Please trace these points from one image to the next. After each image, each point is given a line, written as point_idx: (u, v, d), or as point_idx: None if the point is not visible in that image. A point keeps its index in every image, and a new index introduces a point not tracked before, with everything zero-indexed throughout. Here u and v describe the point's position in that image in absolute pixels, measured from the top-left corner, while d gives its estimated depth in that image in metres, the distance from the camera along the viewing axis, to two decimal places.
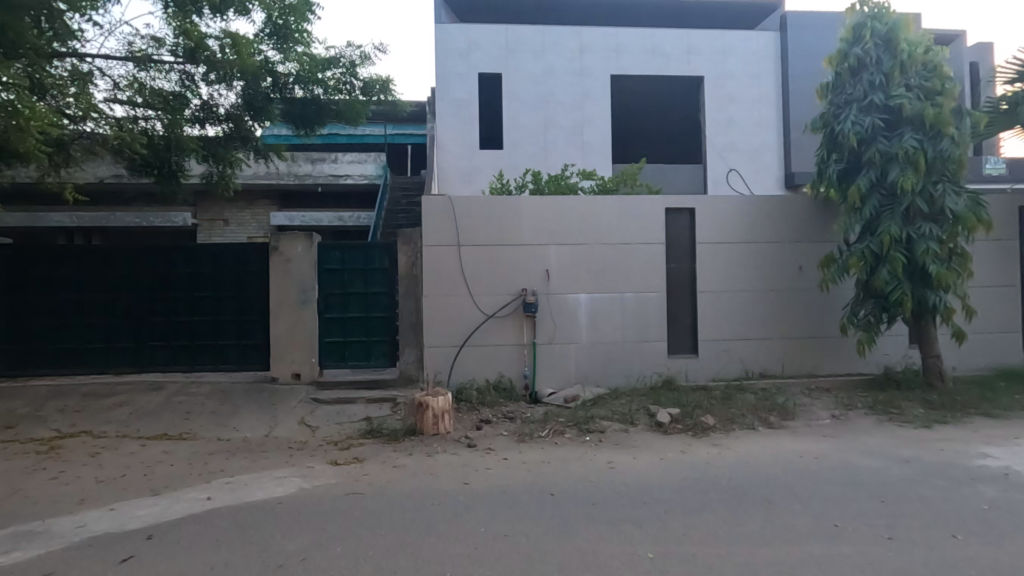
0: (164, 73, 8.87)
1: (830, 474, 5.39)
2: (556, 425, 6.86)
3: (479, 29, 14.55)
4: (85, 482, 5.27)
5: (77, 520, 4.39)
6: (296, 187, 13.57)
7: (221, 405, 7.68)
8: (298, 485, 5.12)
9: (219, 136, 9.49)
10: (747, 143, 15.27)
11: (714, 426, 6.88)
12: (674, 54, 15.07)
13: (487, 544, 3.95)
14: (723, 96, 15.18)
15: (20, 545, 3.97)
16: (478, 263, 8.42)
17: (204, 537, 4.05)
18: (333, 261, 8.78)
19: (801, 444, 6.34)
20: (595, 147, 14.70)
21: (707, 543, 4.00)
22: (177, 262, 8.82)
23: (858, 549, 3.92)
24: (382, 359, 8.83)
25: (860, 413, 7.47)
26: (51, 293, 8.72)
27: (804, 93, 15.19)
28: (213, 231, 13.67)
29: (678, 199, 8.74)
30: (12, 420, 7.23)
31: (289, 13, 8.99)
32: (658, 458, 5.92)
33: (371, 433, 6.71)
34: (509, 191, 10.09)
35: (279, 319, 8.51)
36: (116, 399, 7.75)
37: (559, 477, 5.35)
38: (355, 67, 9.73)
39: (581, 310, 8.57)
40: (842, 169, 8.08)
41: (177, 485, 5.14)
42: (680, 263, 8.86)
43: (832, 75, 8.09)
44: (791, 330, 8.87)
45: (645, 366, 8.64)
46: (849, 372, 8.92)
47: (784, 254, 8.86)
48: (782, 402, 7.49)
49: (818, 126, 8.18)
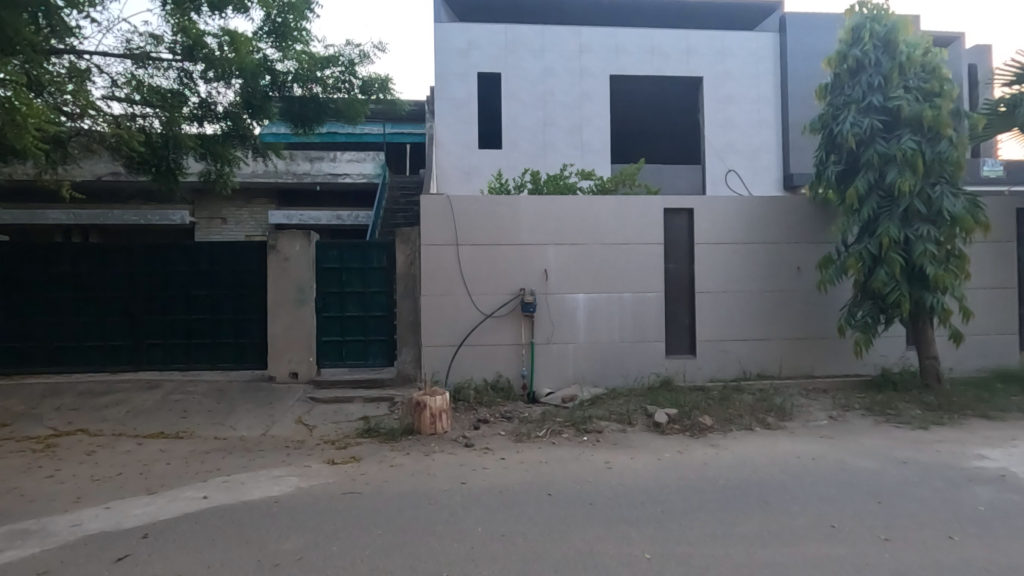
0: (163, 71, 8.85)
1: (827, 474, 5.39)
2: (554, 424, 6.86)
3: (478, 29, 14.54)
4: (81, 480, 5.26)
5: (72, 518, 4.38)
6: (294, 185, 13.55)
7: (218, 403, 7.66)
8: (295, 484, 5.11)
9: (217, 135, 9.47)
10: (746, 143, 15.28)
11: (711, 427, 6.88)
12: (674, 55, 15.08)
13: (484, 544, 3.94)
14: (722, 97, 15.19)
15: (14, 544, 3.95)
16: (477, 262, 8.42)
17: (200, 536, 4.04)
18: (331, 260, 8.76)
19: (798, 445, 6.34)
20: (594, 147, 14.70)
21: (705, 544, 4.00)
22: (174, 260, 8.80)
23: (856, 550, 3.92)
24: (380, 359, 8.82)
25: (857, 414, 7.48)
26: (48, 290, 8.69)
27: (803, 94, 15.21)
28: (211, 230, 13.64)
29: (677, 200, 8.74)
30: (8, 418, 7.20)
31: (287, 11, 8.98)
32: (656, 458, 5.91)
33: (368, 432, 6.70)
34: (507, 191, 10.09)
35: (276, 317, 8.49)
36: (112, 398, 7.73)
37: (556, 477, 5.34)
38: (354, 66, 9.71)
39: (579, 310, 8.57)
40: (840, 170, 8.08)
41: (174, 484, 5.12)
42: (678, 263, 8.87)
43: (831, 77, 8.10)
44: (789, 331, 8.88)
45: (643, 367, 8.64)
46: (846, 373, 8.93)
47: (782, 254, 8.87)
48: (780, 403, 7.50)
49: (817, 127, 8.18)
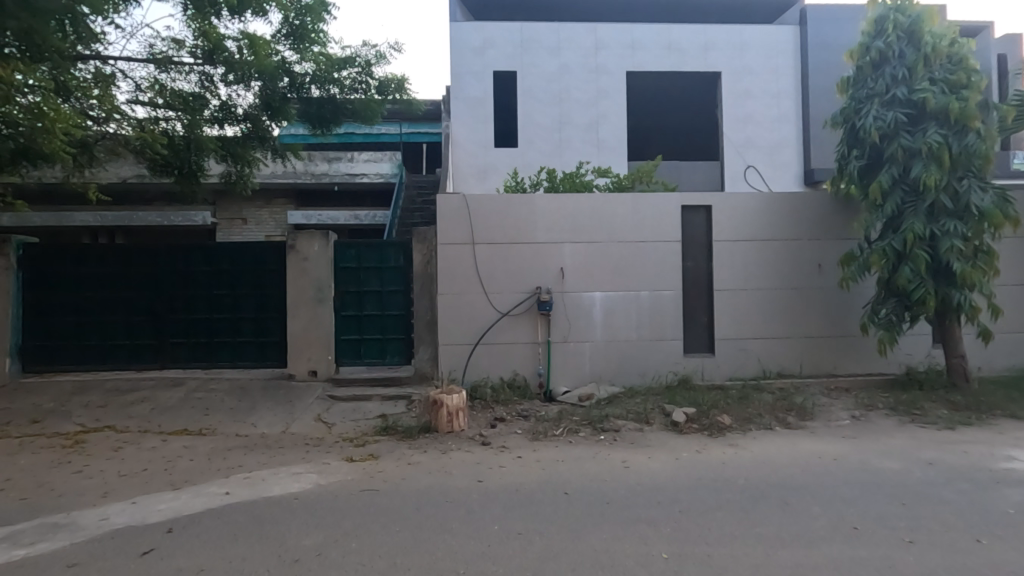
0: (184, 75, 9.00)
1: (850, 475, 5.29)
2: (570, 423, 6.85)
3: (493, 27, 14.54)
4: (109, 476, 5.39)
5: (100, 512, 4.50)
6: (313, 186, 13.71)
7: (240, 401, 7.80)
8: (314, 481, 5.19)
9: (237, 137, 9.60)
10: (766, 139, 15.06)
11: (730, 426, 6.80)
12: (691, 50, 14.90)
13: (501, 542, 3.95)
14: (740, 92, 14.99)
15: (45, 537, 4.07)
16: (493, 261, 8.43)
17: (222, 532, 4.12)
18: (349, 260, 8.83)
19: (820, 445, 6.24)
20: (610, 144, 14.62)
21: (722, 544, 3.96)
22: (196, 260, 8.96)
23: (878, 553, 3.85)
24: (397, 357, 8.85)
25: (881, 414, 7.33)
26: (76, 291, 8.91)
27: (824, 88, 14.93)
28: (232, 230, 13.87)
29: (694, 197, 8.65)
30: (38, 415, 7.41)
31: (305, 13, 9.12)
32: (673, 458, 5.86)
33: (386, 430, 6.76)
34: (523, 189, 10.09)
35: (296, 316, 8.61)
36: (138, 395, 7.91)
37: (573, 475, 5.33)
38: (371, 66, 9.77)
39: (595, 308, 8.53)
40: (864, 165, 7.91)
41: (197, 480, 5.23)
42: (696, 261, 8.78)
43: (853, 70, 7.94)
44: (810, 329, 8.73)
45: (660, 365, 8.58)
46: (870, 372, 8.76)
47: (802, 251, 8.73)
48: (801, 402, 7.39)
49: (839, 122, 8.03)
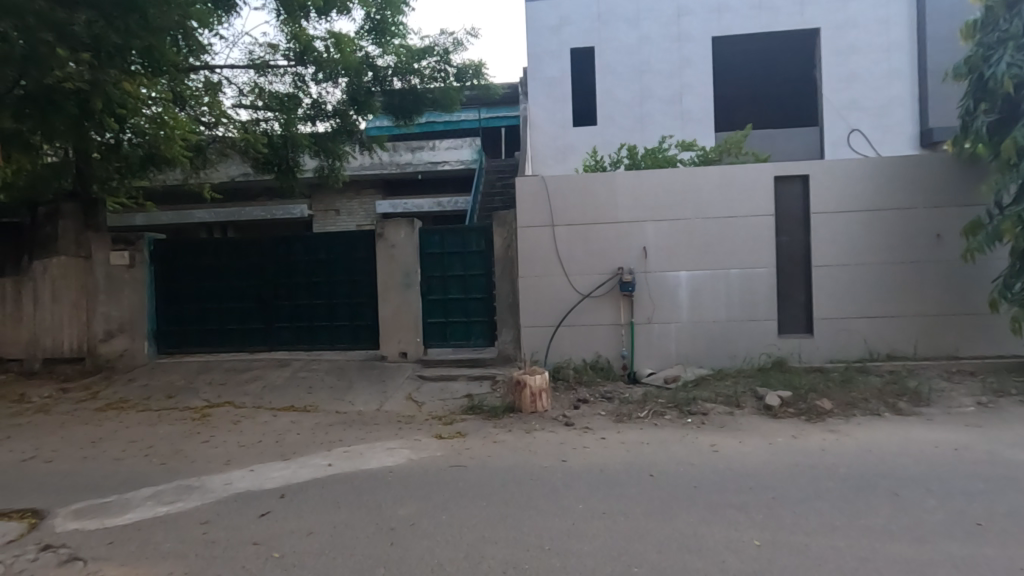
0: (280, 76, 9.62)
1: (973, 467, 4.79)
2: (656, 406, 6.72)
3: (570, 3, 14.23)
4: (230, 446, 6.02)
5: (225, 478, 5.05)
6: (398, 176, 14.26)
7: (338, 380, 8.38)
8: (407, 456, 5.49)
9: (328, 132, 10.06)
10: (873, 98, 13.67)
11: (831, 411, 6.37)
12: (785, 7, 13.75)
13: (585, 521, 3.98)
14: (843, 49, 13.68)
15: (182, 497, 4.64)
16: (573, 242, 8.37)
17: (326, 499, 4.48)
18: (433, 245, 9.12)
19: (938, 434, 5.68)
20: (695, 116, 13.93)
21: (822, 534, 3.74)
22: (296, 250, 9.67)
23: (1007, 553, 3.47)
24: (481, 339, 9.07)
25: (1013, 401, 6.55)
26: (197, 281, 9.90)
27: (945, 35, 13.25)
28: (326, 221, 14.76)
29: (789, 167, 8.06)
30: (172, 391, 8.39)
31: (385, 8, 9.44)
32: (766, 443, 5.60)
33: (472, 409, 7.00)
34: (603, 168, 9.89)
35: (386, 301, 9.07)
36: (252, 374, 8.72)
37: (658, 458, 5.25)
38: (449, 54, 9.94)
39: (680, 288, 8.25)
40: (993, 120, 6.99)
41: (304, 452, 5.71)
42: (791, 235, 8.22)
43: (980, 12, 6.99)
44: (927, 307, 7.93)
45: (751, 347, 8.17)
46: (1000, 354, 7.83)
47: (917, 221, 7.90)
48: (914, 386, 6.76)
49: (962, 72, 7.13)
